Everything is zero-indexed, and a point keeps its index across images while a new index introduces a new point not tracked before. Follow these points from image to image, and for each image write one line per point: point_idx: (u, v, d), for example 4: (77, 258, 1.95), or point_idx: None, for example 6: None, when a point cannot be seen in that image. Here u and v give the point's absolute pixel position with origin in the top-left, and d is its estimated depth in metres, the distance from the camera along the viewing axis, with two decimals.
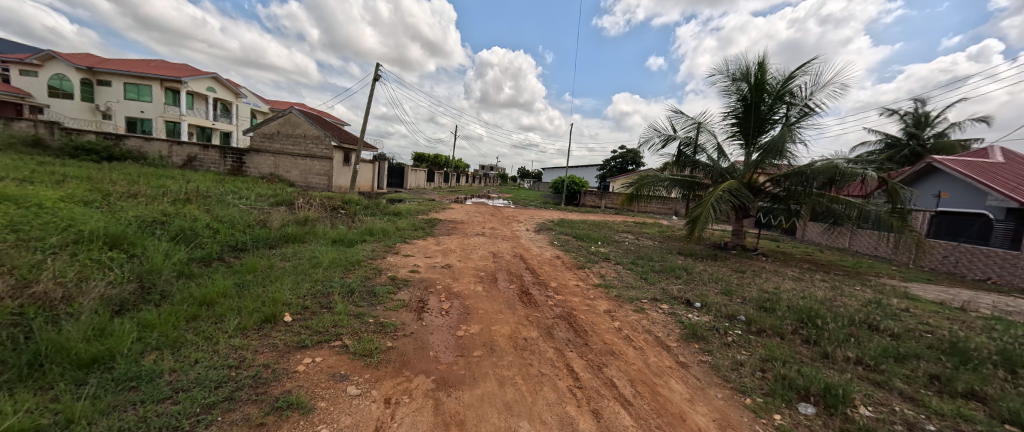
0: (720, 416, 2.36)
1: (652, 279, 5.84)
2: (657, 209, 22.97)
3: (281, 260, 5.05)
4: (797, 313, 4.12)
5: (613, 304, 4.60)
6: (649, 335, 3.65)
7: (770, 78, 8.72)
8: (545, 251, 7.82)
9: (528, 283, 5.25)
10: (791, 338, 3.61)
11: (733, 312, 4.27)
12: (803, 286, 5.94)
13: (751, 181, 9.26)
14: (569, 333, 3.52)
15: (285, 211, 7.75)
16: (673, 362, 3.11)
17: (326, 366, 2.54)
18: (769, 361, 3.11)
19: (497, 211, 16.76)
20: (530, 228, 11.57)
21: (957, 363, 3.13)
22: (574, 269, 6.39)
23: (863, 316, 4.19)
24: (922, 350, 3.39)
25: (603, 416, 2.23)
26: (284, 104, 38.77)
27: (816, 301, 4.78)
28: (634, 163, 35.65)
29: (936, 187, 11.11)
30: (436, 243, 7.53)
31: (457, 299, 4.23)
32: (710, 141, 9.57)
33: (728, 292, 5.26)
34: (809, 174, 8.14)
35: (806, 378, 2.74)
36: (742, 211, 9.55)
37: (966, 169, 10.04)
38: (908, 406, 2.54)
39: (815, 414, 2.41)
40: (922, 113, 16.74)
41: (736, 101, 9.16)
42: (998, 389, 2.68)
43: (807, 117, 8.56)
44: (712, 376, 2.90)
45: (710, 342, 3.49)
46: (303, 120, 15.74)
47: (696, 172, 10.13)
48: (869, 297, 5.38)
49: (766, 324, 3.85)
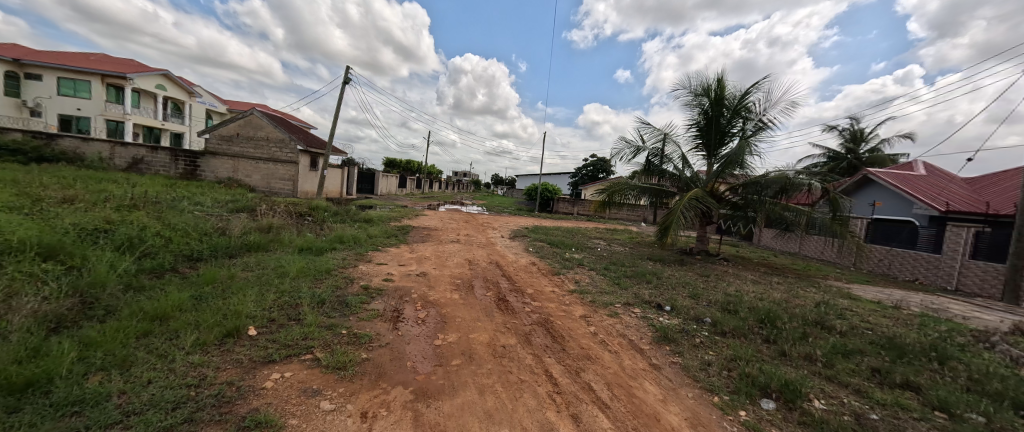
0: (691, 415, 2.47)
1: (624, 284, 6.04)
2: (627, 216, 23.87)
3: (242, 270, 4.75)
4: (757, 315, 4.40)
5: (588, 309, 4.71)
6: (624, 339, 3.77)
7: (728, 94, 9.35)
8: (521, 258, 7.87)
9: (505, 290, 5.25)
10: (752, 338, 3.84)
11: (699, 315, 4.49)
12: (762, 289, 6.33)
13: (713, 190, 9.81)
14: (547, 339, 3.57)
15: (246, 218, 7.32)
16: (646, 364, 3.23)
17: (296, 381, 2.42)
18: (734, 360, 3.29)
19: (472, 218, 16.66)
20: (505, 235, 11.61)
21: (893, 357, 3.45)
22: (550, 275, 6.46)
23: (815, 316, 4.52)
24: (865, 345, 3.71)
25: (581, 420, 2.28)
26: (244, 105, 36.81)
27: (774, 302, 5.13)
28: (605, 171, 36.74)
29: (871, 196, 12.26)
30: (410, 251, 7.38)
31: (434, 308, 4.16)
32: (676, 152, 10.13)
33: (695, 296, 5.52)
34: (764, 184, 8.79)
35: (766, 375, 2.93)
36: (706, 218, 10.04)
37: (896, 181, 11.18)
38: (855, 398, 2.78)
39: (776, 409, 2.58)
40: (858, 130, 18.50)
41: (698, 115, 9.71)
42: (928, 380, 3.00)
43: (762, 130, 9.21)
44: (683, 377, 3.03)
45: (680, 344, 3.65)
46: (265, 122, 15.02)
47: (663, 181, 10.61)
48: (818, 298, 5.82)
49: (729, 326, 4.07)
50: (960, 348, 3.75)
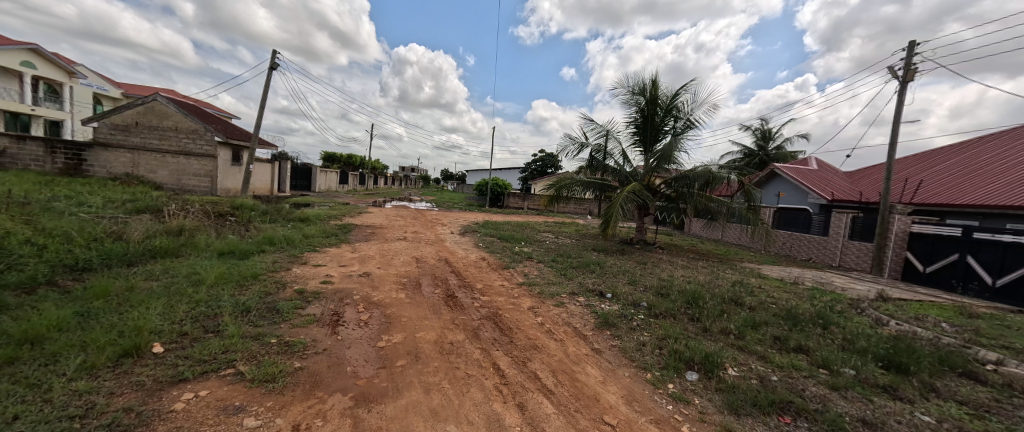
0: (627, 393, 2.67)
1: (570, 275, 6.30)
2: (574, 209, 24.86)
3: (146, 280, 4.15)
4: (685, 296, 4.86)
5: (536, 300, 4.84)
6: (569, 328, 3.93)
7: (661, 94, 10.10)
8: (470, 253, 7.83)
9: (453, 286, 5.20)
10: (680, 317, 4.24)
11: (637, 300, 4.84)
12: (690, 272, 6.99)
13: (649, 183, 10.57)
14: (495, 332, 3.61)
15: (150, 220, 6.38)
16: (589, 349, 3.41)
17: (214, 399, 2.18)
18: (665, 339, 3.60)
19: (420, 214, 16.19)
20: (454, 231, 11.45)
21: (790, 325, 4.02)
22: (499, 270, 6.52)
23: (732, 294, 5.11)
24: (769, 317, 4.27)
25: (527, 408, 2.35)
26: (145, 89, 31.84)
27: (700, 284, 5.69)
28: (553, 166, 37.73)
29: (777, 188, 14.06)
30: (352, 250, 6.99)
31: (377, 308, 3.99)
32: (617, 148, 10.75)
33: (633, 282, 5.93)
34: (692, 177, 9.67)
35: (691, 350, 3.25)
36: (643, 209, 10.79)
37: (795, 175, 12.93)
38: (760, 363, 3.20)
39: (698, 379, 2.88)
40: (766, 129, 21.05)
41: (635, 113, 10.38)
42: (815, 343, 3.54)
43: (690, 128, 10.08)
44: (621, 358, 3.25)
45: (619, 328, 3.91)
46: (172, 110, 13.20)
47: (606, 176, 11.20)
48: (735, 278, 6.58)
49: (662, 308, 4.44)
50: (839, 314, 4.49)
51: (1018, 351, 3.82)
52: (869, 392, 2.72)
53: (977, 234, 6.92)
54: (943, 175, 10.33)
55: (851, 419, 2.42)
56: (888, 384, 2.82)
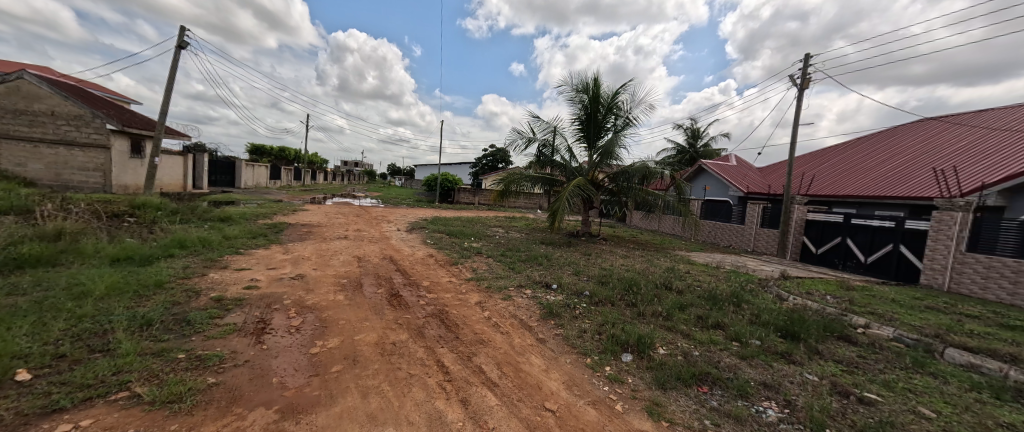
0: (567, 378, 2.78)
1: (518, 268, 6.39)
2: (524, 203, 25.26)
3: (9, 295, 3.44)
4: (623, 284, 5.18)
5: (483, 295, 4.85)
6: (515, 320, 3.99)
7: (602, 92, 10.57)
8: (417, 250, 7.61)
9: (398, 285, 5.02)
10: (619, 303, 4.51)
11: (580, 289, 5.06)
12: (629, 261, 7.47)
13: (593, 178, 11.05)
14: (440, 330, 3.55)
15: (15, 224, 5.29)
16: (533, 340, 3.50)
17: (100, 429, 1.88)
18: (604, 324, 3.82)
19: (364, 211, 15.37)
20: (400, 228, 11.04)
21: (711, 305, 4.48)
22: (447, 266, 6.42)
23: (664, 280, 5.55)
24: (695, 299, 4.72)
25: (470, 402, 2.35)
26: (8, 64, 26.22)
27: (637, 272, 6.10)
28: (504, 161, 37.89)
29: (704, 182, 15.50)
30: (283, 251, 6.43)
31: (312, 313, 3.72)
32: (563, 144, 11.09)
33: (578, 272, 6.19)
34: (631, 173, 10.29)
35: (626, 333, 3.47)
36: (588, 203, 11.28)
37: (719, 170, 14.35)
38: (685, 341, 3.52)
39: (631, 360, 3.10)
40: (695, 128, 23.04)
41: (580, 110, 10.77)
42: (731, 319, 3.99)
43: (629, 126, 10.69)
44: (563, 346, 3.38)
45: (563, 317, 4.06)
46: (46, 91, 11.07)
47: (554, 171, 11.51)
48: (668, 265, 7.16)
49: (602, 296, 4.69)
50: (751, 292, 5.09)
51: (880, 315, 4.65)
52: (769, 359, 3.17)
53: (855, 220, 8.34)
54: (831, 170, 12.14)
55: (754, 383, 2.80)
56: (784, 351, 3.29)
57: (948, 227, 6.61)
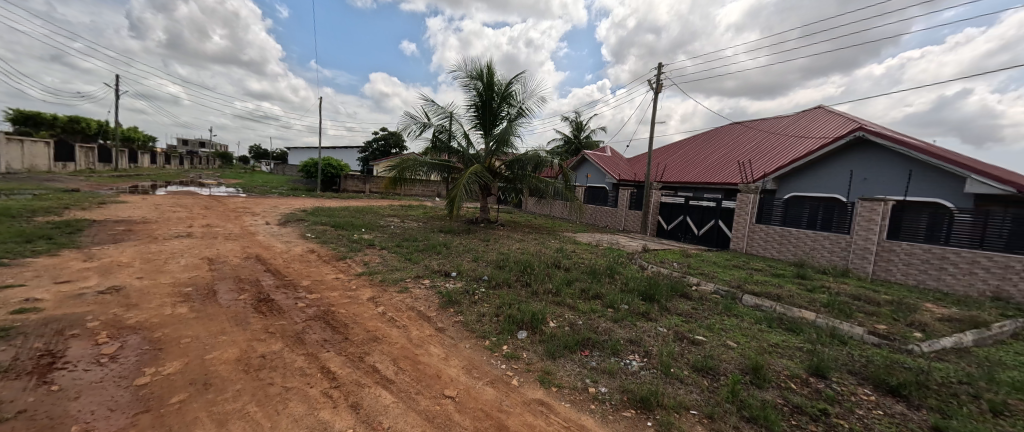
0: (467, 363, 2.82)
1: (415, 258, 6.15)
2: (421, 191, 24.36)
3: None
4: (519, 266, 5.47)
5: (376, 289, 4.52)
6: (412, 312, 3.85)
7: (496, 81, 10.76)
8: (294, 246, 6.62)
9: (268, 288, 4.29)
10: (515, 285, 4.76)
11: (479, 275, 5.16)
12: (524, 245, 7.92)
13: (490, 166, 11.28)
14: (325, 332, 3.18)
15: None
16: (432, 329, 3.43)
17: None
18: (501, 306, 3.98)
19: (218, 202, 12.60)
20: (270, 221, 9.41)
21: (592, 279, 5.09)
22: (332, 261, 5.77)
23: (554, 260, 6.07)
24: (580, 274, 5.29)
25: (362, 405, 2.18)
26: None
27: (531, 254, 6.52)
28: (397, 146, 35.62)
29: (586, 170, 17.35)
30: (87, 258, 4.82)
31: (139, 334, 2.90)
32: (459, 130, 10.97)
33: (476, 258, 6.29)
34: (525, 161, 10.83)
35: (521, 312, 3.69)
36: (486, 190, 11.50)
37: (598, 160, 16.25)
38: (571, 312, 3.93)
39: (526, 336, 3.32)
40: (579, 121, 25.47)
41: (475, 96, 10.79)
42: (607, 289, 4.61)
43: (522, 116, 11.15)
44: (463, 332, 3.41)
45: (462, 303, 4.08)
46: None
47: (451, 158, 11.36)
48: (557, 246, 7.85)
49: (499, 279, 4.88)
50: (622, 265, 5.97)
51: (707, 275, 6.00)
52: (634, 319, 3.78)
53: (692, 202, 10.51)
54: (677, 161, 14.94)
55: (623, 341, 3.30)
56: (645, 311, 3.98)
57: (746, 206, 8.86)
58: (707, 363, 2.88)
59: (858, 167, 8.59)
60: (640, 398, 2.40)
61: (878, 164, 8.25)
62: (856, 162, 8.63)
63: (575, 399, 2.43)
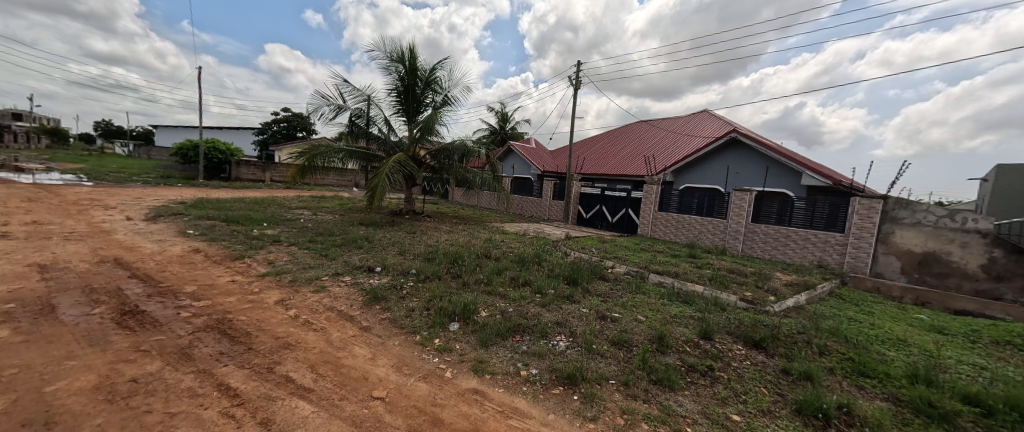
0: (397, 361, 2.70)
1: (332, 254, 5.62)
2: (335, 181, 22.23)
3: None
4: (449, 258, 5.37)
5: (286, 291, 4.03)
6: (332, 312, 3.52)
7: (419, 66, 10.24)
8: (172, 246, 5.51)
9: (138, 298, 3.52)
10: (445, 277, 4.66)
11: (406, 268, 4.93)
12: (452, 236, 7.78)
13: (415, 154, 10.79)
14: (223, 344, 2.74)
15: None
16: (356, 329, 3.19)
17: None
18: (431, 299, 3.87)
19: (51, 193, 9.83)
20: (136, 216, 7.69)
21: (522, 267, 5.24)
22: (227, 262, 4.96)
23: (484, 250, 6.09)
24: (509, 263, 5.40)
25: (275, 421, 1.93)
26: None
27: (460, 246, 6.44)
28: (305, 130, 31.85)
29: (512, 161, 17.68)
30: None
31: None
32: (379, 115, 10.24)
33: (402, 252, 5.99)
34: (451, 150, 10.58)
35: (453, 304, 3.64)
36: (410, 180, 10.99)
37: (523, 151, 16.67)
38: (503, 301, 4.01)
39: (459, 328, 3.30)
40: (504, 112, 25.69)
41: (396, 80, 10.15)
42: (536, 276, 4.79)
43: (448, 104, 10.83)
44: (391, 329, 3.24)
45: (389, 299, 3.86)
46: None
47: (370, 145, 10.58)
48: (486, 236, 7.88)
49: (429, 272, 4.73)
50: (549, 253, 6.25)
51: (622, 258, 6.61)
52: (560, 303, 4.01)
53: (607, 192, 11.47)
54: (594, 155, 16.10)
55: (551, 324, 3.48)
56: (570, 295, 4.25)
57: (651, 196, 9.96)
58: (623, 337, 3.20)
59: (732, 163, 10.22)
60: (567, 375, 2.56)
61: (746, 161, 9.95)
62: (731, 159, 10.27)
63: (508, 384, 2.50)
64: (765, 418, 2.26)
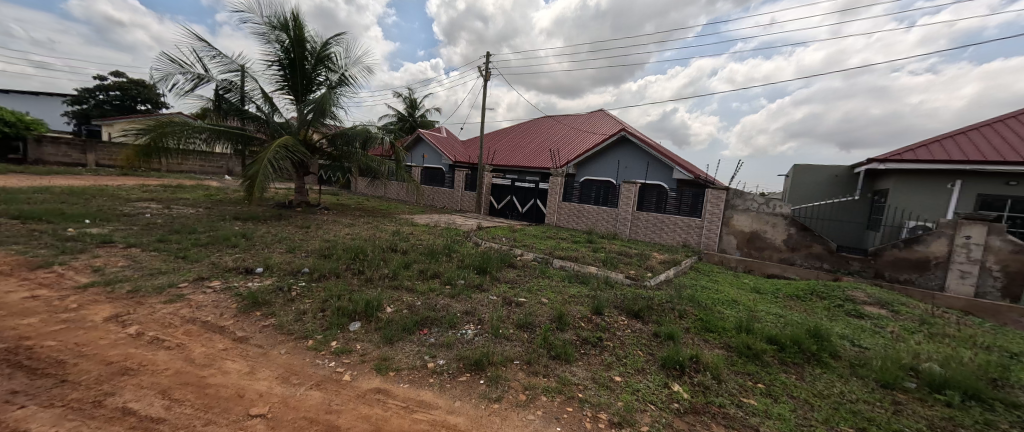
0: (284, 371, 2.40)
1: (195, 256, 4.66)
2: (198, 167, 18.36)
3: None
4: (349, 253, 4.94)
5: (125, 303, 3.21)
6: (195, 325, 2.94)
7: (309, 37, 9.01)
8: None
9: None
10: (344, 274, 4.28)
11: (297, 267, 4.38)
12: (354, 230, 7.18)
13: (306, 139, 9.55)
14: (17, 380, 2.05)
15: None
16: (229, 341, 2.73)
17: None
18: (328, 300, 3.52)
19: None
20: None
21: (431, 259, 5.12)
22: (25, 272, 3.71)
23: (390, 243, 5.76)
24: (418, 256, 5.22)
25: None
26: None
27: (362, 240, 5.97)
28: (150, 103, 25.41)
29: (421, 150, 17.00)
30: None
31: None
32: (257, 90, 8.75)
33: (292, 249, 5.29)
34: (351, 136, 9.64)
35: (353, 303, 3.38)
36: (302, 167, 9.72)
37: (433, 140, 16.16)
38: (409, 295, 3.86)
39: (360, 327, 3.08)
40: (411, 99, 24.41)
41: (278, 51, 8.76)
42: (446, 268, 4.74)
43: (345, 84, 9.81)
44: (276, 336, 2.86)
45: (273, 304, 3.39)
46: None
47: (247, 125, 9.01)
48: (392, 229, 7.48)
49: (325, 270, 4.29)
50: (460, 244, 6.24)
51: (530, 246, 6.98)
52: (470, 293, 4.05)
53: (516, 183, 11.90)
54: (504, 146, 16.49)
55: (460, 314, 3.50)
56: (479, 283, 4.33)
57: (556, 187, 10.67)
58: (527, 319, 3.40)
59: (622, 158, 11.56)
60: (474, 362, 2.61)
61: (633, 157, 11.34)
62: (621, 154, 11.58)
63: (414, 378, 2.44)
64: (639, 375, 2.66)
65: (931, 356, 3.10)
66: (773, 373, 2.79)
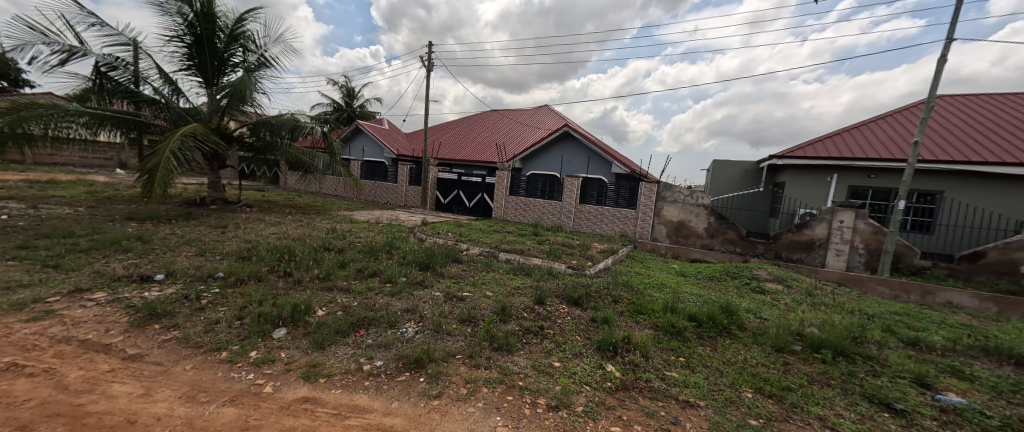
0: (189, 388, 2.12)
1: (73, 263, 3.92)
2: (78, 159, 15.40)
3: None
4: (274, 254, 4.50)
5: None
6: (70, 345, 2.47)
7: (219, 12, 7.92)
8: None
9: None
10: (268, 277, 3.89)
11: (209, 272, 3.89)
12: (282, 228, 6.55)
13: (220, 127, 8.47)
14: None
15: None
16: (118, 361, 2.34)
17: None
18: (247, 306, 3.17)
19: None
20: None
21: (370, 257, 4.86)
22: None
23: (324, 242, 5.36)
24: (355, 254, 4.92)
25: None
26: None
27: (291, 239, 5.48)
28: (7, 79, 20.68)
29: (360, 143, 16.00)
30: None
31: None
32: (154, 70, 7.54)
33: (203, 252, 4.68)
34: (275, 125, 8.72)
35: (277, 308, 3.09)
36: (216, 159, 8.62)
37: (373, 132, 15.30)
38: (344, 296, 3.63)
39: (285, 334, 2.83)
40: (348, 87, 22.80)
41: (180, 25, 7.60)
42: (385, 266, 4.52)
43: (266, 67, 8.83)
44: (180, 350, 2.51)
45: (177, 314, 2.97)
46: None
47: (142, 110, 7.77)
48: (327, 226, 6.95)
49: (244, 273, 3.85)
50: (402, 241, 6.00)
51: (475, 241, 6.95)
52: (411, 290, 3.92)
53: (462, 177, 11.75)
54: (450, 140, 16.16)
55: (400, 312, 3.37)
56: (422, 280, 4.20)
57: (502, 181, 10.73)
58: (470, 313, 3.38)
59: (565, 153, 11.96)
60: (414, 360, 2.54)
61: (574, 151, 11.78)
62: (564, 149, 11.97)
63: (347, 382, 2.30)
64: (576, 359, 2.80)
65: (814, 321, 3.67)
66: (692, 347, 3.10)
